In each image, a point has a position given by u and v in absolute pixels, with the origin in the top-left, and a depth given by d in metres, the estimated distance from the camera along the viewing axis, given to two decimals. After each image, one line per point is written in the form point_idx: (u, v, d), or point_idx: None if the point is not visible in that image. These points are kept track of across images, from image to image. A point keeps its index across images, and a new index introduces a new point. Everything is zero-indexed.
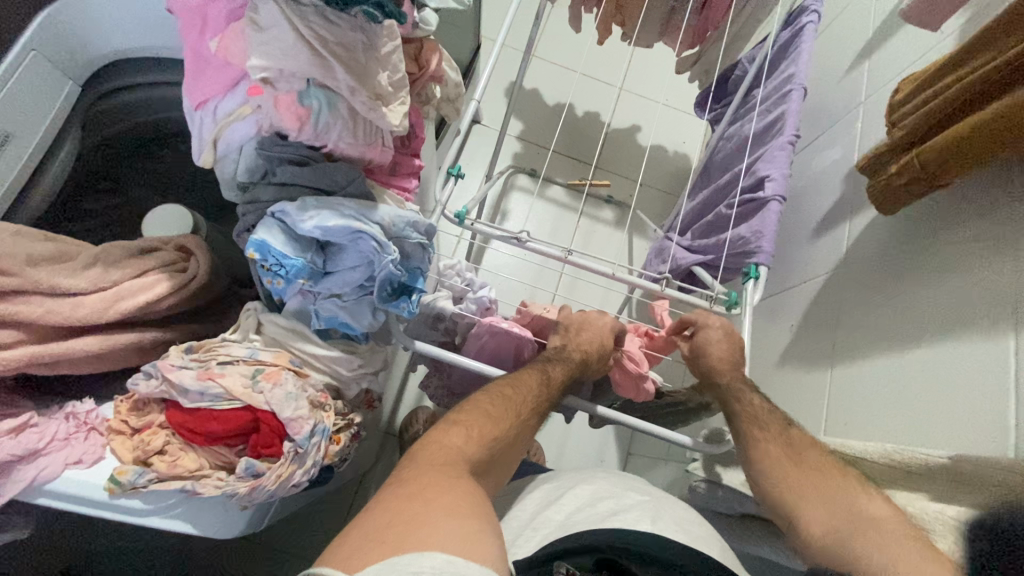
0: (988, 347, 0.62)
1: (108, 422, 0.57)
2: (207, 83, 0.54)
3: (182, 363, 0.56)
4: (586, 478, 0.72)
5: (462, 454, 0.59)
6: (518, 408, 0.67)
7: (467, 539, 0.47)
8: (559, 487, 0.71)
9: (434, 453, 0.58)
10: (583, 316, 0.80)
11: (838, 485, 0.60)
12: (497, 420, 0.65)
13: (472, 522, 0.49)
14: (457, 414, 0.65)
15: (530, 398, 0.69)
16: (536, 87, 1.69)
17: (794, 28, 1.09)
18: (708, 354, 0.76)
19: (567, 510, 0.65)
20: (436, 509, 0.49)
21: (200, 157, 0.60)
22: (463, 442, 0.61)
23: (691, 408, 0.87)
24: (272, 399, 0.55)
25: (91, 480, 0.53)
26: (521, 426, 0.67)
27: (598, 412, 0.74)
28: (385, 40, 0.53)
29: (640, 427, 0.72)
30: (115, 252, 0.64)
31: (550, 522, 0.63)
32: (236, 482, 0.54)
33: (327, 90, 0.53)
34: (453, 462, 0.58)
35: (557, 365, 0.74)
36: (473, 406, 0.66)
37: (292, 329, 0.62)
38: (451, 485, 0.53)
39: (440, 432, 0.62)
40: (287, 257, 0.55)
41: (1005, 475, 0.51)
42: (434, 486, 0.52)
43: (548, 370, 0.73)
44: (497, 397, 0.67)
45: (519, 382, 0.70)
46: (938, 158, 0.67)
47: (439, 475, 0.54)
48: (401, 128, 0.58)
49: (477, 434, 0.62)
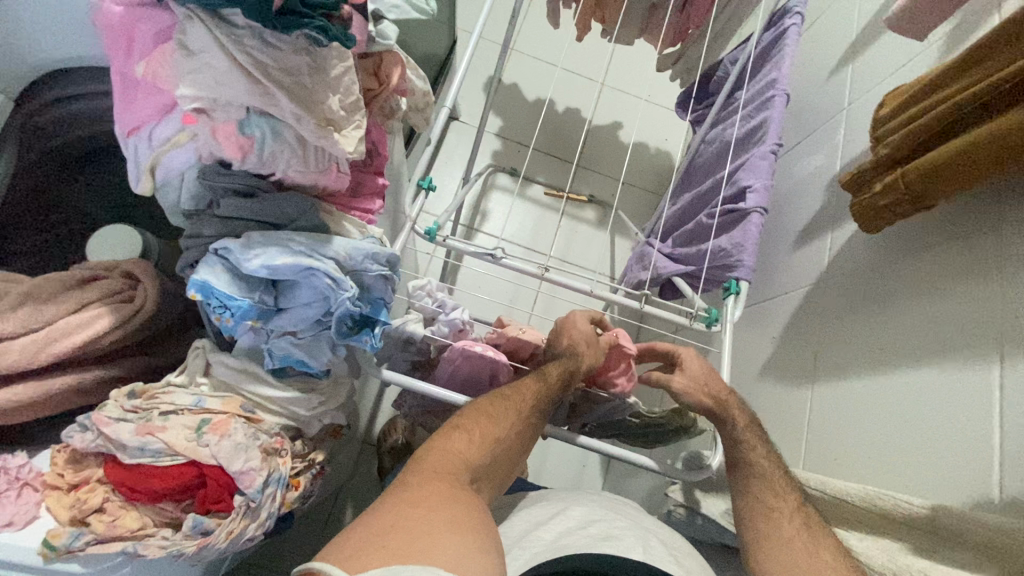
0: (970, 378, 0.61)
1: (43, 477, 0.53)
2: (137, 109, 0.49)
3: (120, 415, 0.52)
4: (578, 499, 0.69)
5: (462, 461, 0.58)
6: (501, 430, 0.62)
7: (464, 556, 0.45)
8: (545, 508, 0.67)
9: (437, 460, 0.57)
10: (564, 318, 0.75)
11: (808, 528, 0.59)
12: (497, 424, 0.62)
13: (472, 540, 0.47)
14: (459, 418, 0.63)
15: (523, 405, 0.64)
16: (515, 83, 1.64)
17: (778, 30, 1.06)
18: (704, 381, 0.71)
19: (557, 530, 0.62)
20: (438, 525, 0.47)
21: (138, 186, 0.55)
22: (465, 445, 0.60)
23: (672, 430, 0.85)
24: (219, 453, 0.51)
25: (22, 545, 0.48)
26: (511, 453, 0.63)
27: (576, 440, 0.72)
28: (335, 62, 0.48)
29: (607, 450, 0.71)
30: (50, 286, 0.60)
31: (540, 542, 0.60)
32: (182, 541, 0.51)
33: (269, 117, 0.48)
34: (454, 471, 0.57)
35: (551, 364, 0.69)
36: (473, 409, 0.64)
37: (243, 370, 0.58)
38: (453, 495, 0.52)
39: (441, 438, 0.61)
40: (232, 298, 0.51)
41: (991, 533, 0.49)
42: (436, 495, 0.51)
43: (546, 372, 0.68)
44: (496, 399, 0.65)
45: (517, 386, 0.66)
46: (926, 180, 0.64)
47: (437, 485, 0.53)
48: (358, 154, 0.53)
49: (478, 437, 0.61)
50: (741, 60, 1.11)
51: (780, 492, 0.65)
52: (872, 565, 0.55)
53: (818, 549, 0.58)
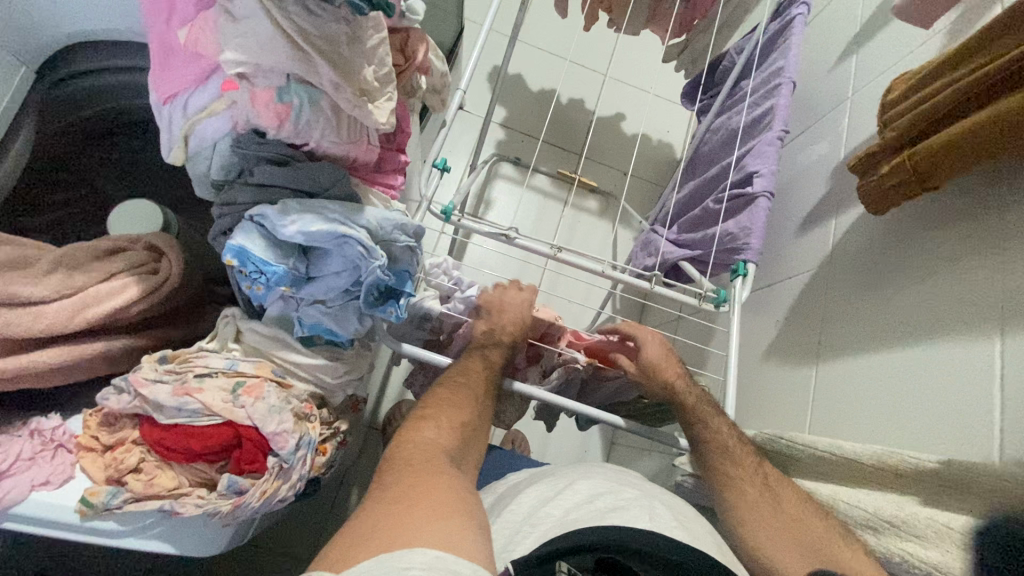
0: (975, 350, 0.64)
1: (77, 438, 0.53)
2: (176, 76, 0.50)
3: (157, 377, 0.53)
4: (584, 474, 0.69)
5: (438, 446, 0.58)
6: (467, 415, 0.64)
7: (451, 534, 0.45)
8: (550, 485, 0.68)
9: (411, 451, 0.56)
10: (499, 293, 0.76)
11: (812, 524, 0.61)
12: (462, 408, 0.64)
13: (460, 520, 0.47)
14: (422, 410, 0.63)
15: (478, 387, 0.68)
16: (520, 73, 1.64)
17: (784, 20, 1.08)
18: (654, 370, 0.75)
19: (565, 505, 0.62)
20: (418, 511, 0.47)
21: (170, 155, 0.56)
22: (435, 433, 0.60)
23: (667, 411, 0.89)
24: (254, 414, 0.53)
25: (60, 503, 0.50)
26: (478, 434, 0.64)
27: (512, 388, 0.73)
28: (371, 32, 0.49)
29: (595, 415, 0.75)
30: (78, 255, 0.60)
31: (550, 518, 0.60)
32: (218, 500, 0.52)
33: (308, 85, 0.49)
34: (433, 456, 0.56)
35: (494, 350, 0.72)
36: (434, 401, 0.65)
37: (275, 338, 0.59)
38: (433, 482, 0.51)
39: (411, 430, 0.60)
40: (268, 263, 0.53)
41: (994, 479, 0.51)
42: (419, 487, 0.50)
43: (489, 355, 0.72)
44: (454, 387, 0.66)
45: (467, 370, 0.69)
46: (935, 158, 0.66)
47: (422, 474, 0.52)
48: (389, 125, 0.55)
49: (446, 424, 0.61)
50: (748, 49, 1.13)
51: (735, 457, 0.69)
52: (881, 514, 0.57)
53: (782, 507, 0.63)
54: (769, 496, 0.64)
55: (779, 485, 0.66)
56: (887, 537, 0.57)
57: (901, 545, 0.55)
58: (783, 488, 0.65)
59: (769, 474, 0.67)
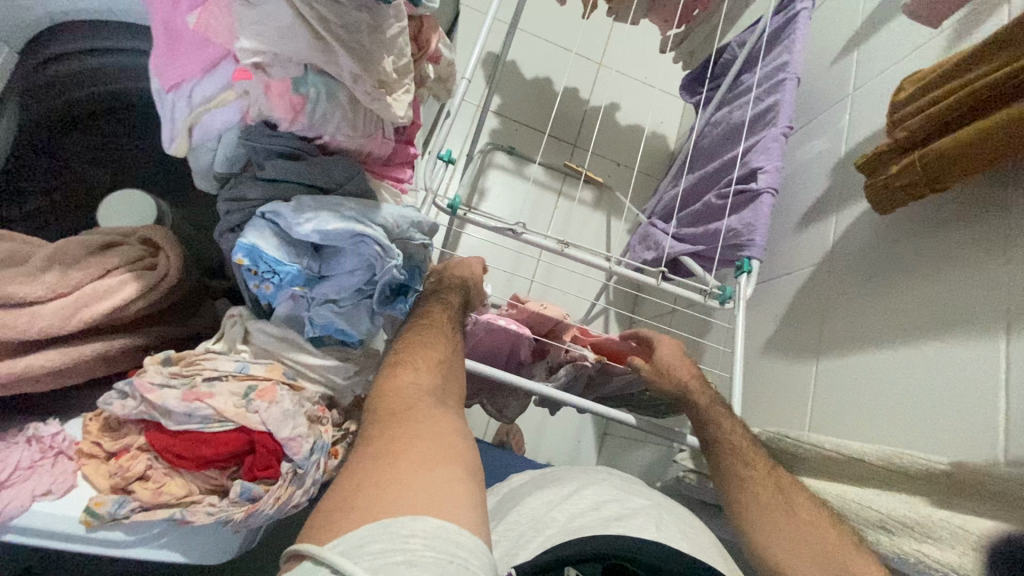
0: (979, 349, 0.65)
1: (78, 445, 0.51)
2: (181, 63, 0.46)
3: (163, 380, 0.51)
4: (590, 480, 0.68)
5: (423, 391, 0.51)
6: (440, 352, 0.56)
7: (447, 491, 0.39)
8: (556, 489, 0.66)
9: (391, 403, 0.49)
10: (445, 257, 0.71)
11: (834, 538, 0.60)
12: (435, 346, 0.56)
13: (453, 473, 0.42)
14: (394, 355, 0.55)
15: (443, 328, 0.59)
16: (517, 60, 1.61)
17: (787, 15, 1.07)
18: (671, 369, 0.75)
19: (570, 510, 0.60)
20: (403, 465, 0.41)
21: (172, 147, 0.52)
22: (414, 376, 0.52)
23: (664, 406, 0.90)
24: (268, 419, 0.51)
25: (64, 514, 0.48)
26: (454, 369, 0.57)
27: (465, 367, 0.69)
28: (391, 21, 0.47)
29: (598, 410, 0.74)
30: (72, 251, 0.57)
31: (555, 523, 0.58)
32: (230, 508, 0.50)
33: (326, 77, 0.47)
34: (417, 402, 0.49)
35: (451, 291, 0.65)
36: (405, 343, 0.56)
37: (284, 338, 0.57)
38: (418, 429, 0.45)
39: (386, 378, 0.52)
40: (280, 263, 0.51)
41: (1006, 483, 0.52)
42: (405, 435, 0.44)
43: (445, 300, 0.63)
44: (422, 328, 0.58)
45: (426, 316, 0.60)
46: (946, 159, 0.66)
47: (407, 425, 0.45)
48: (406, 119, 0.53)
49: (424, 365, 0.54)
50: (750, 42, 1.12)
51: (746, 458, 0.69)
52: (895, 514, 0.58)
53: (796, 510, 0.63)
54: (775, 500, 0.65)
55: (793, 489, 0.66)
56: (900, 537, 0.57)
57: (918, 546, 0.55)
58: (797, 492, 0.65)
59: (783, 476, 0.67)
